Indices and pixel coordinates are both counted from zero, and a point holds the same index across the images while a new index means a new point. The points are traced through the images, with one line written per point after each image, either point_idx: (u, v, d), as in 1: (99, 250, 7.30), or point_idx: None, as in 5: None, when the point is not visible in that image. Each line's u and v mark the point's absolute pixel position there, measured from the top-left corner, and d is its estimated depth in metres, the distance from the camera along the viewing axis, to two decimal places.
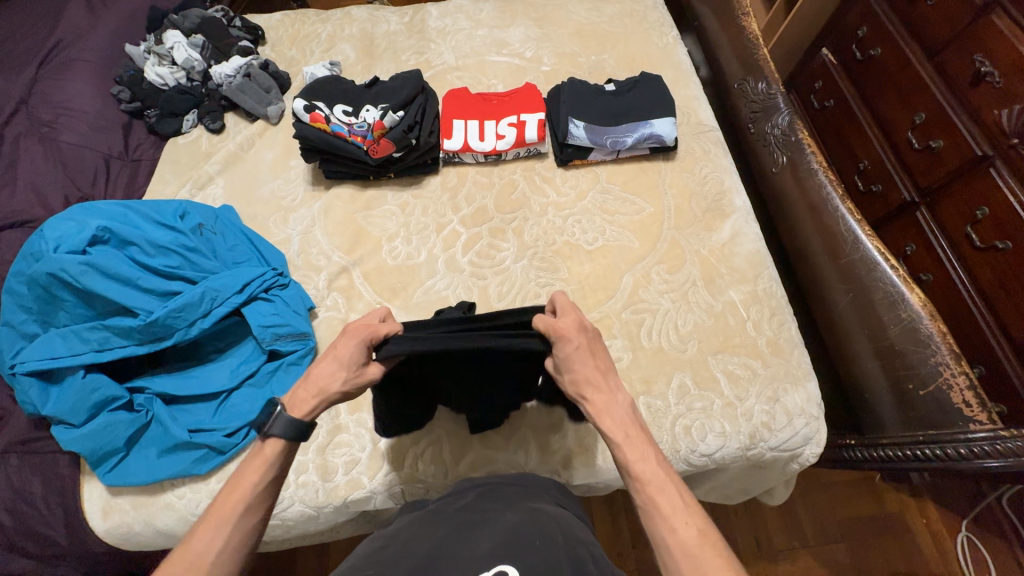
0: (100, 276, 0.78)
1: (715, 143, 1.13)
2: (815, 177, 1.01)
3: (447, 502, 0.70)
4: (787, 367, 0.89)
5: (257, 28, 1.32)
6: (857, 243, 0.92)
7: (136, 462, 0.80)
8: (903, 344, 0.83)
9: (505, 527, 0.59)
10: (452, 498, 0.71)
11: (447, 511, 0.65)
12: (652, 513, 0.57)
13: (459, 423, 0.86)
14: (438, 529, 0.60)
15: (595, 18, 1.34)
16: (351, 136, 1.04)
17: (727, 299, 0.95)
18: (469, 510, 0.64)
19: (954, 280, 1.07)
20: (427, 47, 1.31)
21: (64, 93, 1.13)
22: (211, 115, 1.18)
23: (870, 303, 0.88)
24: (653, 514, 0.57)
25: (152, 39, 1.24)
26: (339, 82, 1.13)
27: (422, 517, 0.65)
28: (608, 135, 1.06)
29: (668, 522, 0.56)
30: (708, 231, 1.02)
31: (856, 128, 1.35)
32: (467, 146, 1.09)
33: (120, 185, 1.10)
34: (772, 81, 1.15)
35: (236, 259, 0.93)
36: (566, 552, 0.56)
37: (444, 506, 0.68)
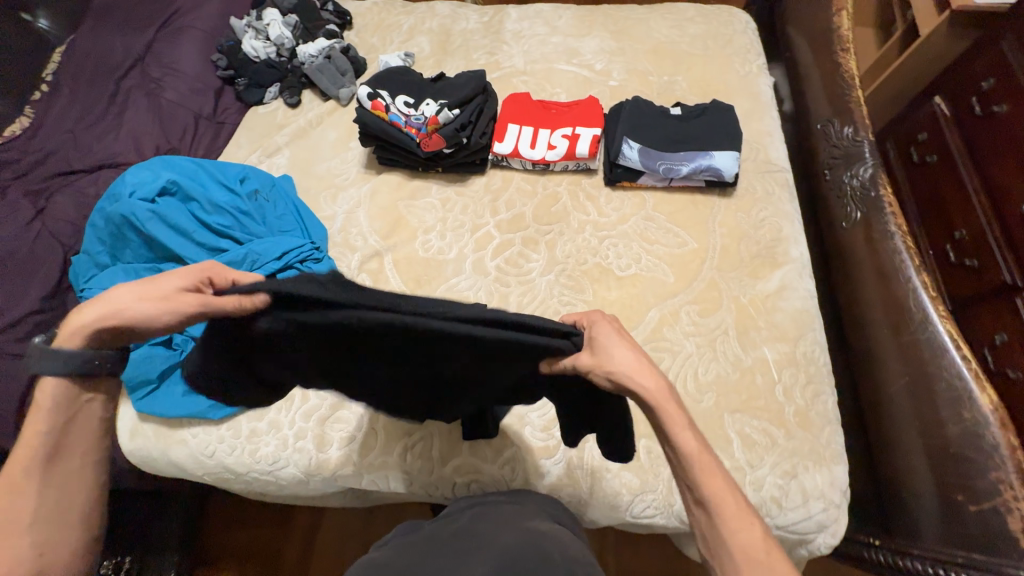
0: (162, 225, 0.86)
1: (781, 185, 1.05)
2: (890, 241, 0.90)
3: (441, 526, 0.69)
4: (812, 443, 0.80)
5: (347, 13, 1.39)
6: (926, 322, 0.81)
7: (164, 395, 0.89)
8: (961, 448, 0.72)
9: (499, 548, 0.59)
10: (448, 520, 0.71)
11: (442, 536, 0.64)
12: (717, 512, 0.49)
13: (454, 424, 0.86)
14: (431, 556, 0.59)
15: (675, 37, 1.28)
16: (407, 127, 1.07)
17: (760, 354, 0.87)
18: (463, 535, 0.63)
19: None
20: (500, 48, 1.32)
21: (174, 55, 1.27)
22: (291, 91, 1.27)
23: (927, 394, 0.78)
24: (713, 510, 0.49)
25: (253, 15, 1.35)
26: (407, 73, 1.17)
27: (417, 541, 0.64)
28: (663, 161, 1.01)
29: (726, 526, 0.48)
30: (753, 279, 0.94)
31: (959, 193, 1.26)
32: (517, 152, 1.09)
33: (203, 142, 1.23)
34: (861, 127, 1.03)
35: (282, 228, 0.96)
36: (563, 572, 0.56)
37: (437, 531, 0.67)
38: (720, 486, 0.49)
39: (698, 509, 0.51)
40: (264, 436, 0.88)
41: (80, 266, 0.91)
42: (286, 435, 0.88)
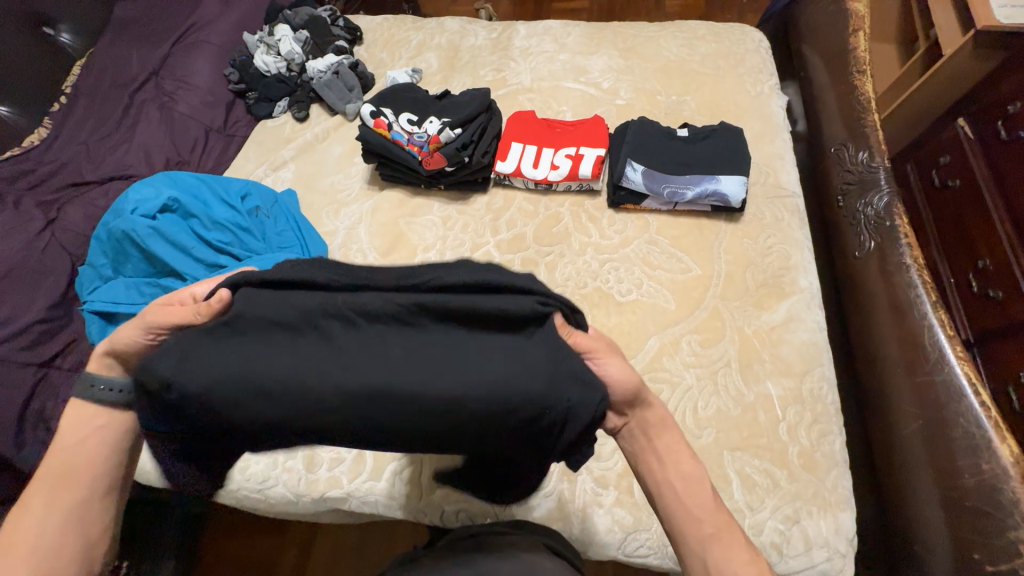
0: (162, 241, 0.87)
1: (790, 212, 1.01)
2: (904, 274, 0.86)
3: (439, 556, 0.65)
4: (817, 487, 0.76)
5: (357, 29, 1.41)
6: (941, 362, 0.77)
7: None
8: (978, 502, 0.68)
9: None
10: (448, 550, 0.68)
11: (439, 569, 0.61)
12: (724, 541, 0.50)
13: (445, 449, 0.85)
14: None
15: (685, 55, 1.26)
16: (409, 145, 1.07)
17: (763, 390, 0.83)
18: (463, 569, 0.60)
19: None
20: (507, 65, 1.32)
21: (188, 69, 1.29)
22: (298, 105, 1.28)
23: (943, 442, 0.73)
24: (723, 541, 0.50)
25: (265, 30, 1.37)
26: (413, 90, 1.17)
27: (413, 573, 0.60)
28: (667, 185, 0.99)
29: (734, 557, 0.50)
30: (758, 310, 0.91)
31: (982, 221, 1.21)
32: (519, 172, 1.08)
33: (212, 155, 1.25)
34: (876, 153, 1.00)
35: (281, 244, 0.96)
36: None
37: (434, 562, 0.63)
38: (721, 514, 0.52)
39: (704, 544, 0.50)
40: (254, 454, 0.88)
41: (85, 279, 0.92)
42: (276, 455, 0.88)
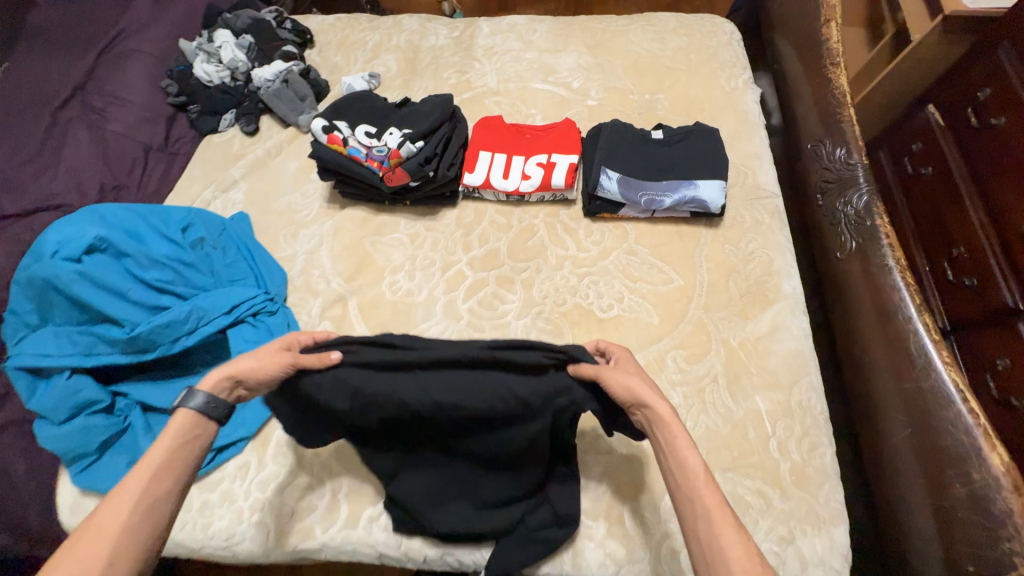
0: (91, 286, 0.77)
1: (770, 213, 0.98)
2: (887, 275, 0.84)
3: None
4: (811, 504, 0.74)
5: (307, 32, 1.31)
6: (928, 368, 0.75)
7: (104, 469, 0.79)
8: (967, 511, 0.66)
9: None
10: None
11: None
12: (713, 519, 0.53)
13: None
14: None
15: (656, 50, 1.21)
16: (368, 161, 0.99)
17: (752, 405, 0.81)
18: None
19: None
20: (471, 66, 1.24)
21: (118, 82, 1.17)
22: (246, 118, 1.18)
23: (931, 450, 0.72)
24: (708, 515, 0.54)
25: (205, 36, 1.26)
26: (370, 99, 1.08)
27: None
28: (644, 192, 0.95)
29: (721, 534, 0.52)
30: (743, 319, 0.88)
31: (956, 207, 1.21)
32: (489, 183, 1.01)
33: (154, 176, 1.14)
34: (854, 149, 0.97)
35: (233, 277, 0.91)
36: None
37: None
38: (712, 496, 0.55)
39: (696, 522, 0.54)
40: (216, 508, 0.80)
41: (6, 328, 0.81)
42: (241, 507, 0.80)
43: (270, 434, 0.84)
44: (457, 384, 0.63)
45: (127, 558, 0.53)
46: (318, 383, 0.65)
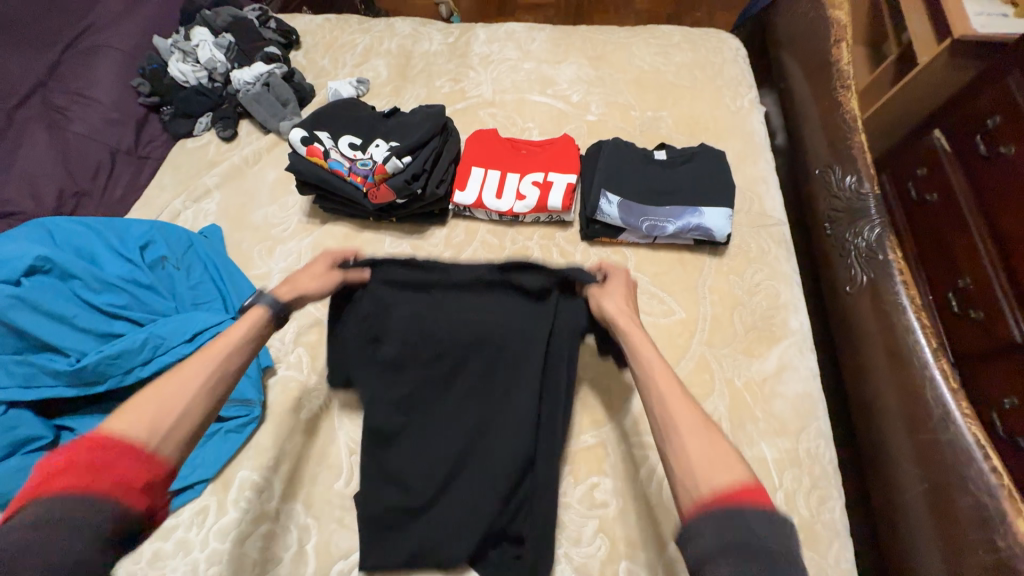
0: (31, 312, 0.69)
1: (778, 242, 0.93)
2: (901, 315, 0.79)
3: None
4: (820, 564, 0.68)
5: (293, 32, 1.23)
6: (947, 421, 0.70)
7: None
8: None
9: None
10: None
11: None
12: (666, 403, 0.54)
13: None
14: None
15: (660, 65, 1.16)
16: (351, 175, 0.92)
17: (758, 453, 0.75)
18: None
19: None
20: (466, 75, 1.18)
21: (85, 80, 1.08)
22: (223, 123, 1.11)
23: (950, 510, 0.67)
24: (665, 401, 0.54)
25: (181, 34, 1.18)
26: (355, 107, 1.01)
27: None
28: (646, 217, 0.89)
29: (675, 415, 0.52)
30: (748, 358, 0.82)
31: (963, 235, 1.14)
32: (481, 203, 0.95)
33: (121, 182, 1.06)
34: (865, 177, 0.92)
35: (196, 301, 0.83)
36: None
37: None
38: (665, 382, 0.56)
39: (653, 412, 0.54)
40: (169, 560, 0.71)
41: None
42: (196, 559, 0.71)
43: (232, 476, 0.77)
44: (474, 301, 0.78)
45: (174, 441, 0.49)
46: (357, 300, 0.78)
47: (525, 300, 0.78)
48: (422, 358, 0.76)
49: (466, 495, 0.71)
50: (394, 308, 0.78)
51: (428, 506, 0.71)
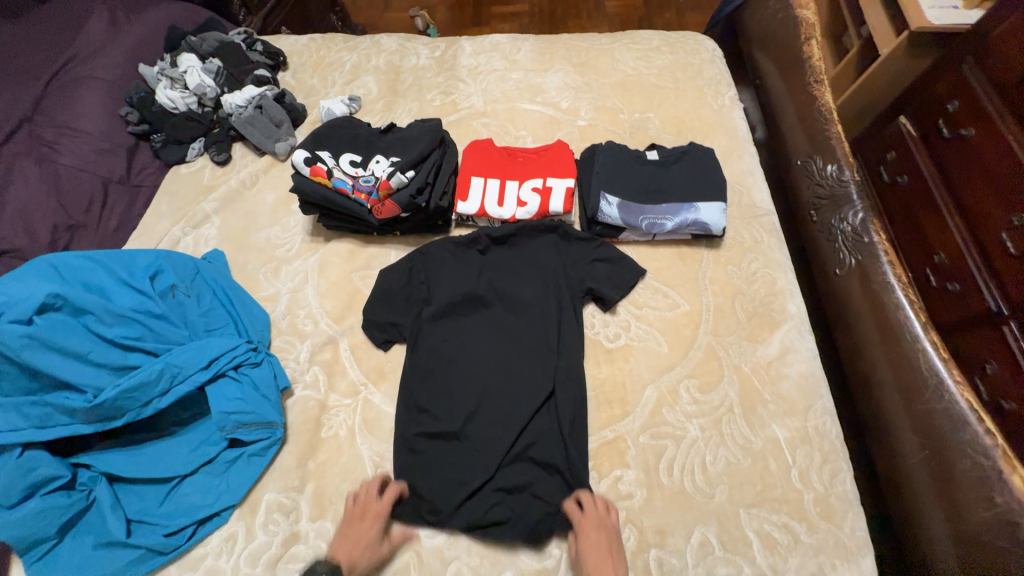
0: (47, 351, 0.68)
1: (770, 231, 0.97)
2: (890, 293, 0.84)
3: None
4: (838, 536, 0.72)
5: (280, 53, 1.24)
6: (940, 389, 0.74)
7: (67, 554, 0.70)
8: (991, 536, 0.65)
9: None
10: None
11: None
12: None
13: (440, 538, 0.74)
14: None
15: (642, 69, 1.20)
16: (354, 192, 0.93)
17: (770, 434, 0.79)
18: None
19: None
20: (456, 87, 1.20)
21: (72, 112, 1.06)
22: (217, 147, 1.11)
23: (950, 472, 0.71)
24: None
25: (168, 61, 1.18)
26: (352, 125, 1.03)
27: None
28: (645, 216, 0.93)
29: None
30: (752, 343, 0.86)
31: (934, 214, 1.21)
32: (483, 211, 0.97)
33: (116, 213, 1.05)
34: (845, 165, 0.98)
35: (209, 327, 0.83)
36: None
37: None
38: None
39: None
40: None
41: None
42: None
43: (260, 501, 0.77)
44: (496, 264, 0.94)
45: None
46: (394, 269, 0.93)
47: (545, 263, 0.93)
48: (452, 312, 0.90)
49: (485, 428, 0.79)
50: (434, 270, 0.93)
51: (457, 434, 0.79)
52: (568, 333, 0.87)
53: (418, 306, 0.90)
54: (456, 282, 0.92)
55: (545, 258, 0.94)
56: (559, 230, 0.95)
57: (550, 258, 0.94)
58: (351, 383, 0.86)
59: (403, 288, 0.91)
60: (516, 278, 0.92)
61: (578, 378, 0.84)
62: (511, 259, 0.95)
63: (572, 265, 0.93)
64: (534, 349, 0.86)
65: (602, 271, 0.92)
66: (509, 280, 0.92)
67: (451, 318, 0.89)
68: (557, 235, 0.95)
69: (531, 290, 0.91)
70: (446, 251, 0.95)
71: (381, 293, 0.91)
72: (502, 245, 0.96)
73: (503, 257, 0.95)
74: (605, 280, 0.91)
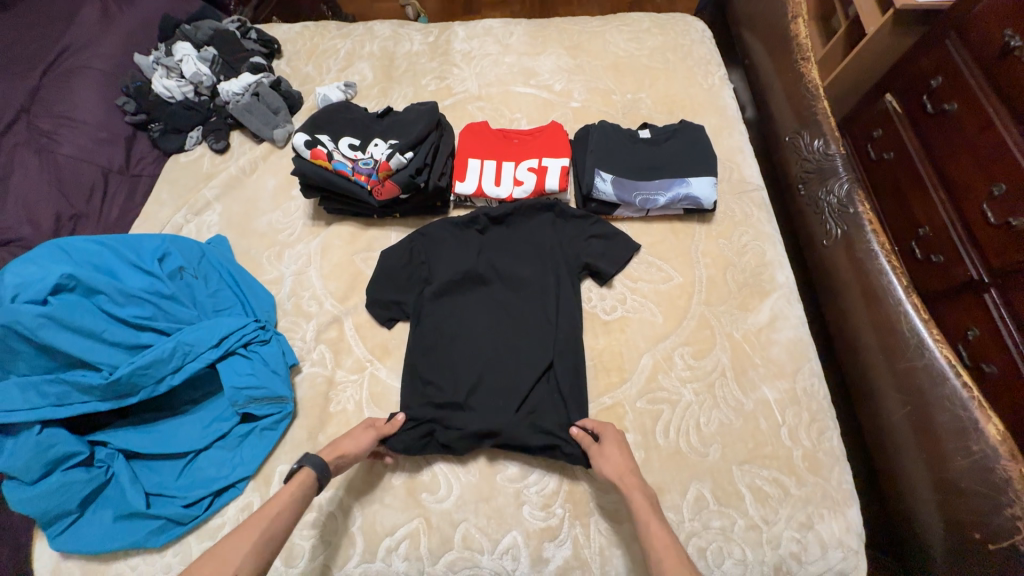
0: (62, 330, 0.71)
1: (759, 205, 1.00)
2: (874, 260, 0.87)
3: None
4: (825, 489, 0.76)
5: (274, 41, 1.25)
6: (921, 348, 0.77)
7: (90, 526, 0.73)
8: (969, 483, 0.69)
9: None
10: None
11: None
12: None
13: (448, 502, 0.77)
14: None
15: (633, 50, 1.22)
16: (354, 174, 0.95)
17: (760, 396, 0.82)
18: None
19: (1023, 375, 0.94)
20: (450, 72, 1.22)
21: (68, 102, 1.06)
22: (216, 134, 1.12)
23: (931, 426, 0.75)
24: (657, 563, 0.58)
25: (162, 50, 1.18)
26: (350, 110, 1.05)
27: None
28: (639, 191, 0.95)
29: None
30: (743, 312, 0.90)
31: (918, 188, 1.24)
32: (481, 191, 0.99)
33: (117, 202, 1.06)
34: (830, 139, 1.01)
35: (217, 307, 0.86)
36: None
37: None
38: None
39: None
40: None
41: None
42: None
43: (273, 473, 0.80)
44: (495, 243, 0.96)
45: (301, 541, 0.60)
46: (395, 250, 0.95)
47: (543, 240, 0.96)
48: (454, 290, 0.92)
49: (488, 399, 0.83)
50: (434, 250, 0.96)
51: (461, 404, 0.82)
52: (567, 307, 0.90)
53: (419, 284, 0.92)
54: (455, 261, 0.94)
55: (543, 235, 0.96)
56: (556, 209, 0.98)
57: (548, 236, 0.96)
58: (357, 359, 0.88)
59: (405, 267, 0.93)
60: (515, 256, 0.95)
61: (577, 349, 0.87)
62: (510, 238, 0.97)
63: (569, 242, 0.95)
64: (533, 323, 0.89)
65: (599, 247, 0.95)
66: (508, 258, 0.95)
67: (452, 296, 0.92)
68: (553, 212, 0.98)
69: (530, 267, 0.93)
70: (445, 232, 0.97)
71: (382, 274, 0.93)
72: (500, 224, 0.98)
73: (502, 236, 0.97)
74: (601, 256, 0.94)
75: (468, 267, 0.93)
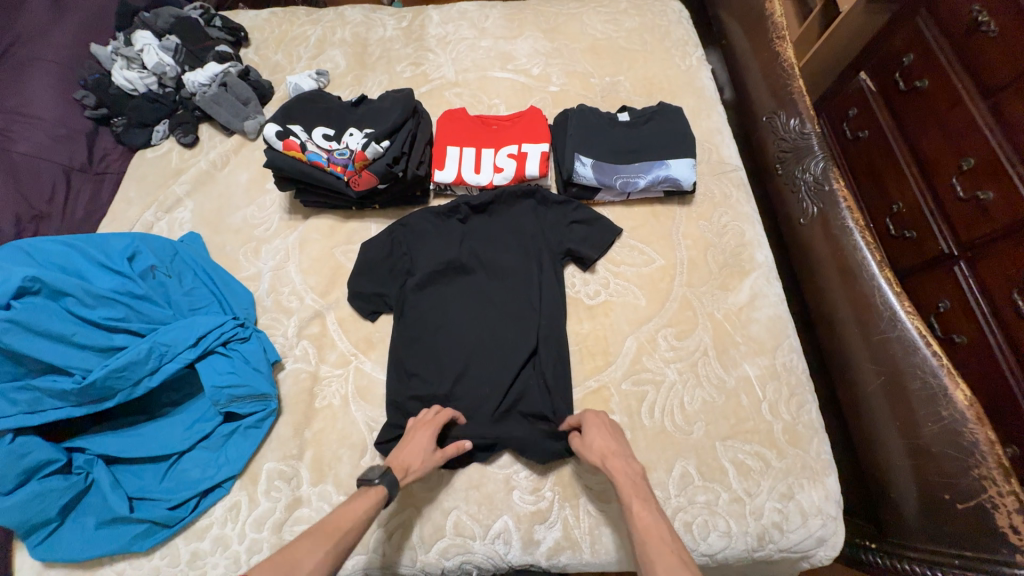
0: (29, 335, 0.68)
1: (738, 185, 1.01)
2: (850, 236, 0.89)
3: None
4: (804, 459, 0.78)
5: (240, 29, 1.20)
6: (894, 320, 0.80)
7: (71, 533, 0.72)
8: (939, 446, 0.72)
9: None
10: None
11: None
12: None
13: (438, 491, 0.78)
14: None
15: (611, 32, 1.21)
16: (330, 165, 0.93)
17: (741, 373, 0.84)
18: None
19: (989, 343, 0.99)
20: (425, 57, 1.19)
21: (19, 96, 1.01)
22: (183, 128, 1.08)
23: (903, 395, 0.77)
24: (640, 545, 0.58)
25: (121, 40, 1.13)
26: (323, 99, 1.02)
27: None
28: (619, 175, 0.95)
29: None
30: (724, 291, 0.91)
31: (891, 166, 1.26)
32: (461, 179, 0.97)
33: (81, 202, 1.02)
34: (807, 118, 1.02)
35: (193, 306, 0.84)
36: None
37: None
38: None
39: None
40: (209, 557, 0.73)
41: None
42: (236, 551, 0.73)
43: (260, 471, 0.79)
44: (476, 232, 0.95)
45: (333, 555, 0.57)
46: (375, 242, 0.93)
47: (525, 227, 0.95)
48: (436, 281, 0.91)
49: (475, 388, 0.83)
50: (415, 241, 0.94)
51: (448, 394, 0.82)
52: (551, 293, 0.90)
53: (402, 276, 0.91)
54: (438, 251, 0.93)
55: (525, 222, 0.95)
56: (537, 195, 0.97)
57: (530, 222, 0.95)
58: (341, 354, 0.87)
59: (386, 259, 0.92)
60: (498, 244, 0.94)
61: (562, 335, 0.87)
62: (492, 226, 0.96)
63: (552, 227, 0.95)
64: (518, 311, 0.89)
65: (581, 232, 0.95)
66: (491, 247, 0.94)
67: (435, 286, 0.91)
68: (534, 199, 0.97)
69: (512, 255, 0.93)
70: (425, 222, 0.95)
71: (363, 267, 0.91)
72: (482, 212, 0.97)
73: (484, 224, 0.96)
74: (585, 242, 0.94)
75: (451, 256, 0.92)
